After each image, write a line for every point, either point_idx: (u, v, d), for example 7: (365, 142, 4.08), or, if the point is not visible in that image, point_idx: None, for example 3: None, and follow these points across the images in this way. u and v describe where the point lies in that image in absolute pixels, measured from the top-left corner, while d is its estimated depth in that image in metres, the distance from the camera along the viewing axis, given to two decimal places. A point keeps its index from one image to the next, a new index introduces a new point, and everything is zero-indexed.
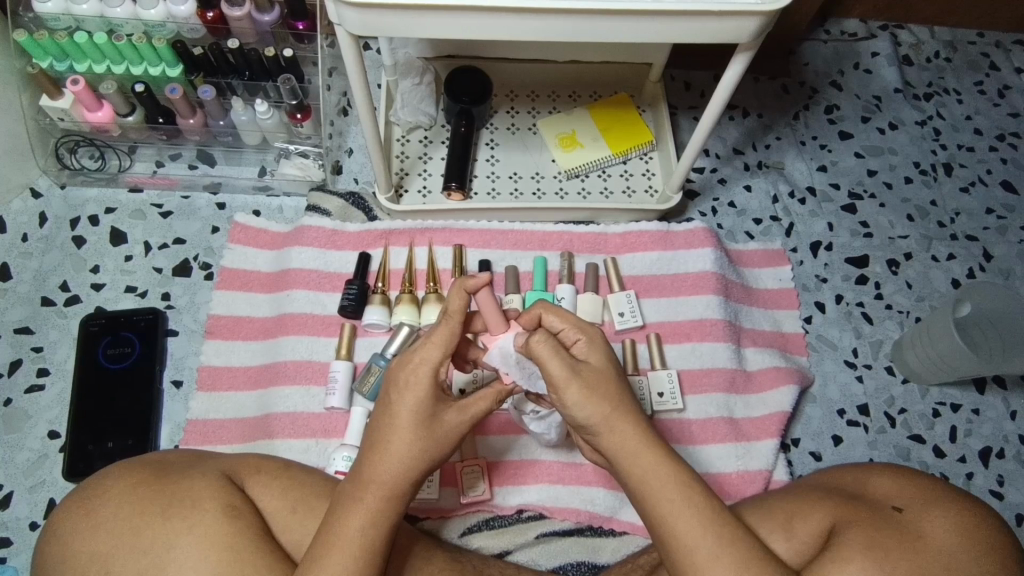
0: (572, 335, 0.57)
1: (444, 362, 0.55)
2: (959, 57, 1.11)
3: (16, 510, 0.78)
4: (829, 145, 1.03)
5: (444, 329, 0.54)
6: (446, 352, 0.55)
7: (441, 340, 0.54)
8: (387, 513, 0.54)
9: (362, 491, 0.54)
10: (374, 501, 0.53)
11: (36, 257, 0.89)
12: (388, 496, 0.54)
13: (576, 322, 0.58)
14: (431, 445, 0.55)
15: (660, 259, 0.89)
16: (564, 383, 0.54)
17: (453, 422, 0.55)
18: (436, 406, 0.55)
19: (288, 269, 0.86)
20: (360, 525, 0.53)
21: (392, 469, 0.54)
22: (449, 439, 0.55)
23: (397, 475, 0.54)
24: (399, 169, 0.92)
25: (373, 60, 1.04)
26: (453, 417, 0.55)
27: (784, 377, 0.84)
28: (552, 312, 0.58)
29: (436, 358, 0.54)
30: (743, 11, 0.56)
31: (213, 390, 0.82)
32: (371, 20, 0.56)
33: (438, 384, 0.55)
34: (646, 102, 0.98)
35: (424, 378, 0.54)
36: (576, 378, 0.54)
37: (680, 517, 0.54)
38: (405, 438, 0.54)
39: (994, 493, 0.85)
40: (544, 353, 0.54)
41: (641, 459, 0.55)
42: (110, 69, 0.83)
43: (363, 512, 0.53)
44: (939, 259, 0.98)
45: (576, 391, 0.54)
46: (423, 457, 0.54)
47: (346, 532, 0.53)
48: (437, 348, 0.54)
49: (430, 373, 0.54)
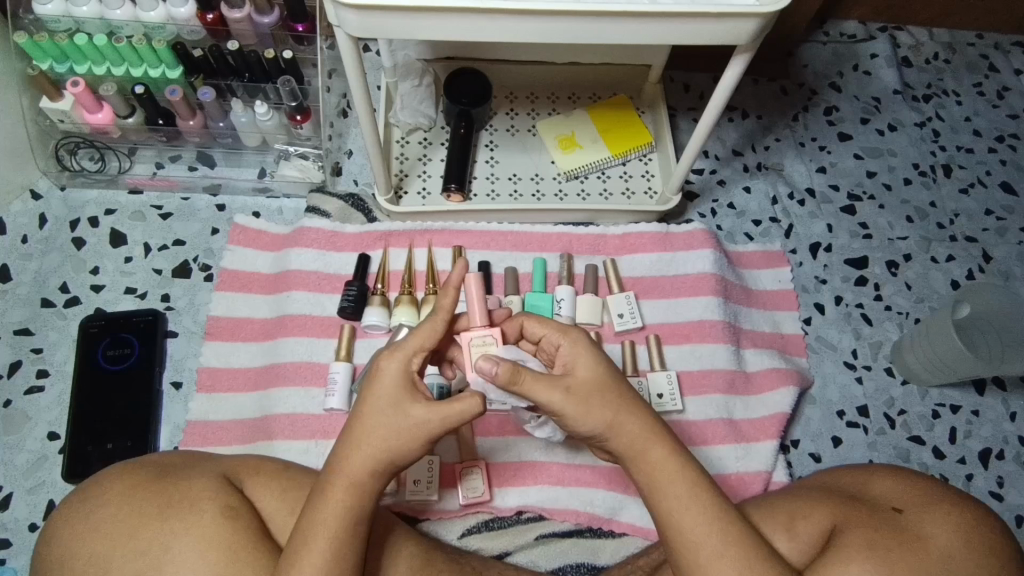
0: (555, 339, 0.57)
1: (420, 354, 0.56)
2: (958, 59, 1.11)
3: (16, 511, 0.78)
4: (828, 147, 1.03)
5: (429, 325, 0.56)
6: (425, 346, 0.56)
7: (422, 335, 0.55)
8: (355, 505, 0.54)
9: (330, 483, 0.54)
10: (342, 492, 0.54)
11: (36, 259, 0.89)
12: (355, 488, 0.54)
13: (558, 327, 0.57)
14: (397, 437, 0.54)
15: (660, 260, 0.89)
16: (560, 406, 0.54)
17: (421, 417, 0.53)
18: (406, 398, 0.54)
19: (288, 270, 0.86)
20: (327, 519, 0.53)
21: (359, 461, 0.54)
22: (416, 435, 0.54)
23: (363, 467, 0.54)
24: (399, 170, 0.92)
25: (373, 62, 1.04)
26: (421, 412, 0.53)
27: (782, 379, 0.85)
28: (534, 319, 0.58)
29: (412, 347, 0.55)
30: (741, 13, 0.56)
31: (213, 391, 0.82)
32: (369, 21, 0.56)
33: (411, 377, 0.55)
34: (646, 103, 0.98)
35: (396, 368, 0.55)
36: (567, 396, 0.54)
37: (686, 514, 0.54)
38: (372, 429, 0.54)
39: (995, 495, 0.84)
40: (530, 383, 0.53)
41: (648, 459, 0.55)
42: (110, 71, 0.84)
43: (336, 505, 0.53)
44: (939, 260, 0.98)
45: (572, 408, 0.54)
46: (390, 450, 0.54)
47: (320, 524, 0.53)
48: (417, 339, 0.55)
49: (401, 363, 0.55)
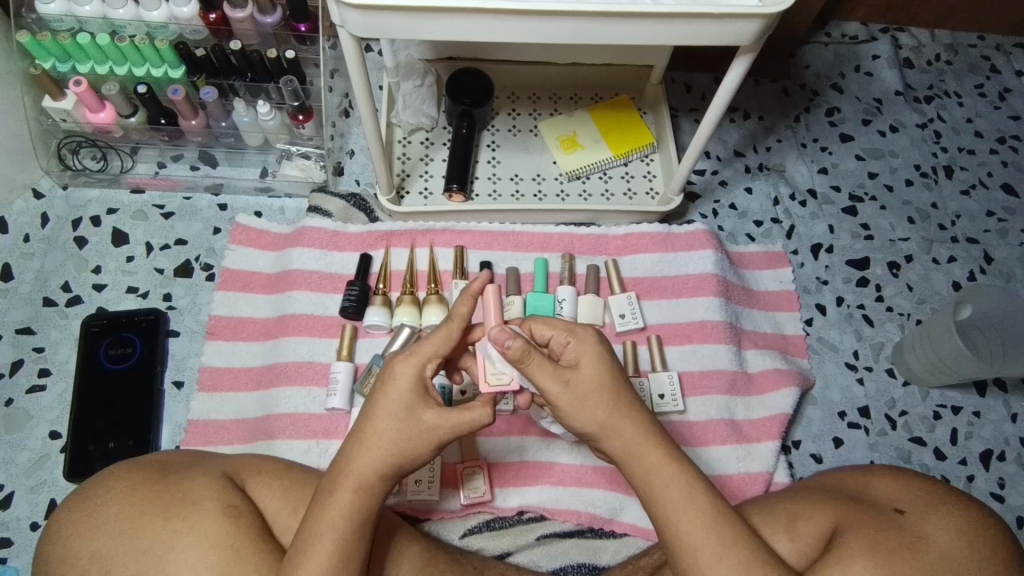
0: (562, 338, 0.57)
1: (435, 361, 0.56)
2: (960, 60, 1.11)
3: (17, 510, 0.78)
4: (829, 148, 1.03)
5: (444, 331, 0.55)
6: (439, 353, 0.55)
7: (437, 341, 0.55)
8: (360, 506, 0.54)
9: (336, 483, 0.54)
10: (348, 493, 0.54)
11: (38, 258, 0.89)
12: (360, 489, 0.54)
13: (565, 326, 0.57)
14: (407, 440, 0.54)
15: (661, 261, 0.89)
16: (557, 399, 0.54)
17: (433, 422, 0.54)
18: (419, 403, 0.54)
19: (289, 270, 0.86)
20: (332, 519, 0.53)
21: (367, 462, 0.54)
22: (426, 438, 0.54)
23: (372, 469, 0.54)
24: (401, 170, 0.92)
25: (375, 61, 1.04)
26: (433, 417, 0.54)
27: (783, 380, 0.85)
28: (541, 321, 0.58)
29: (427, 353, 0.55)
30: (743, 14, 0.56)
31: (214, 391, 0.82)
32: (373, 22, 0.56)
33: (424, 383, 0.55)
34: (647, 104, 0.99)
35: (409, 371, 0.55)
36: (566, 390, 0.54)
37: (683, 517, 0.54)
38: (381, 431, 0.54)
39: (995, 496, 0.84)
40: (537, 367, 0.53)
41: (645, 457, 0.55)
42: (112, 70, 0.84)
43: (340, 507, 0.53)
44: (940, 262, 0.98)
45: (568, 401, 0.54)
46: (400, 454, 0.54)
47: (326, 525, 0.53)
48: (432, 345, 0.55)
49: (416, 367, 0.55)
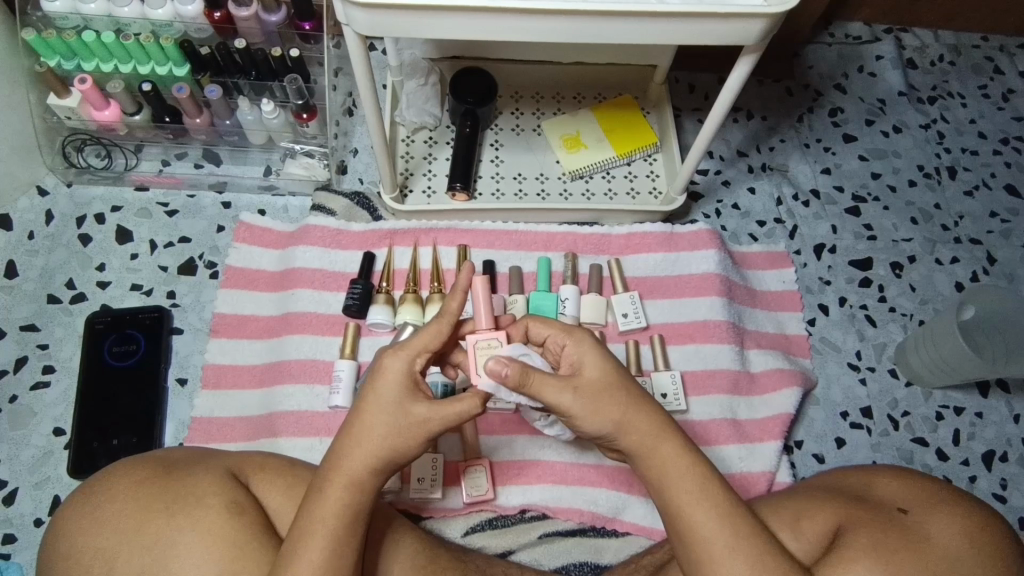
0: (561, 339, 0.57)
1: (424, 355, 0.56)
2: (964, 61, 1.11)
3: (21, 506, 0.78)
4: (833, 148, 1.03)
5: (435, 326, 0.56)
6: (429, 347, 0.55)
7: (428, 336, 0.55)
8: (354, 503, 0.54)
9: (329, 480, 0.54)
10: (341, 489, 0.54)
11: (42, 255, 0.89)
12: (353, 486, 0.54)
13: (564, 327, 0.57)
14: (397, 436, 0.54)
15: (665, 260, 0.89)
16: (567, 402, 0.54)
17: (423, 417, 0.54)
18: (409, 398, 0.54)
19: (292, 268, 0.86)
20: (325, 516, 0.53)
21: (358, 458, 0.54)
22: (417, 433, 0.54)
23: (361, 465, 0.54)
24: (405, 169, 0.93)
25: (379, 60, 1.04)
26: (424, 411, 0.54)
27: (786, 380, 0.85)
28: (540, 321, 0.59)
29: (416, 347, 0.55)
30: (748, 13, 0.56)
31: (217, 389, 0.82)
32: (377, 20, 0.56)
33: (414, 378, 0.55)
34: (651, 104, 0.99)
35: (400, 366, 0.55)
36: (576, 393, 0.54)
37: (696, 509, 0.54)
38: (372, 426, 0.54)
39: (998, 497, 0.85)
40: (539, 380, 0.53)
41: (659, 452, 0.55)
42: (117, 68, 0.84)
43: (334, 503, 0.53)
44: (944, 262, 0.98)
45: (580, 403, 0.54)
46: (390, 449, 0.54)
47: (319, 522, 0.53)
48: (421, 339, 0.55)
49: (405, 363, 0.55)
